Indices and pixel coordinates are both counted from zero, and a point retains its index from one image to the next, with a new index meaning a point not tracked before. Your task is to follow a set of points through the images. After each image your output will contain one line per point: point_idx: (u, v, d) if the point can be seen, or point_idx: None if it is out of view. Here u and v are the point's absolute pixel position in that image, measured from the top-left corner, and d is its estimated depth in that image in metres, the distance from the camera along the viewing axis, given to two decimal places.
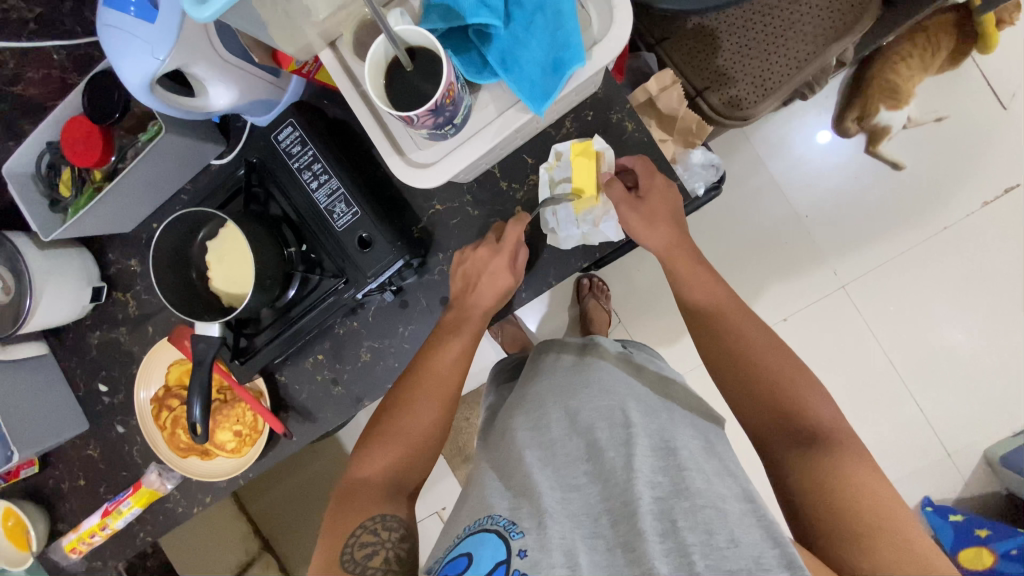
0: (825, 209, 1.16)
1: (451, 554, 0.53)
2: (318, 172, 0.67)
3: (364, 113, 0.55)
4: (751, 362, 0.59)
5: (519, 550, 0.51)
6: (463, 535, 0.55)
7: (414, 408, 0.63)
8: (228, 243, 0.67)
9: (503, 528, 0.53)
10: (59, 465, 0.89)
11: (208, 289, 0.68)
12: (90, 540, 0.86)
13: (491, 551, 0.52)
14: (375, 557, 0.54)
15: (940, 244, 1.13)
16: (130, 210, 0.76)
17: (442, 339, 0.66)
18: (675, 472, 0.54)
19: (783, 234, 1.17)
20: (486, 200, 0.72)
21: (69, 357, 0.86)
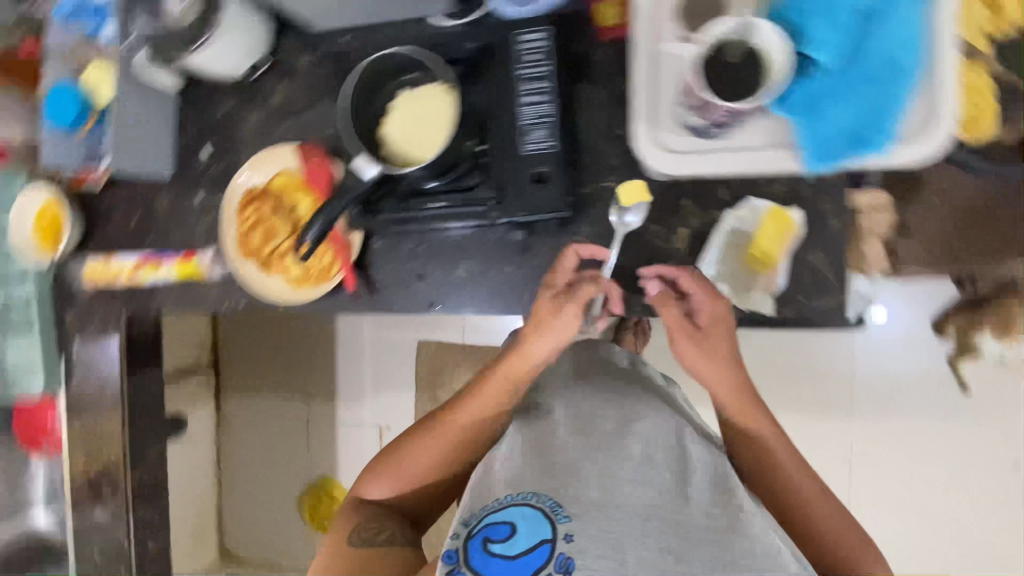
0: (878, 384, 1.23)
1: (488, 519, 0.63)
2: (538, 90, 0.64)
3: (650, 72, 0.61)
4: (784, 488, 0.69)
5: (564, 533, 0.61)
6: (505, 503, 0.64)
7: (440, 439, 0.76)
8: (423, 102, 0.66)
9: (550, 509, 0.62)
10: (122, 195, 0.87)
11: (375, 130, 0.66)
12: (114, 277, 0.86)
13: (533, 524, 0.61)
14: (382, 534, 0.73)
15: (953, 465, 1.20)
16: (337, 14, 0.74)
17: (478, 391, 0.75)
18: (722, 506, 0.63)
19: (827, 379, 1.25)
20: (658, 206, 0.69)
21: (190, 107, 0.84)
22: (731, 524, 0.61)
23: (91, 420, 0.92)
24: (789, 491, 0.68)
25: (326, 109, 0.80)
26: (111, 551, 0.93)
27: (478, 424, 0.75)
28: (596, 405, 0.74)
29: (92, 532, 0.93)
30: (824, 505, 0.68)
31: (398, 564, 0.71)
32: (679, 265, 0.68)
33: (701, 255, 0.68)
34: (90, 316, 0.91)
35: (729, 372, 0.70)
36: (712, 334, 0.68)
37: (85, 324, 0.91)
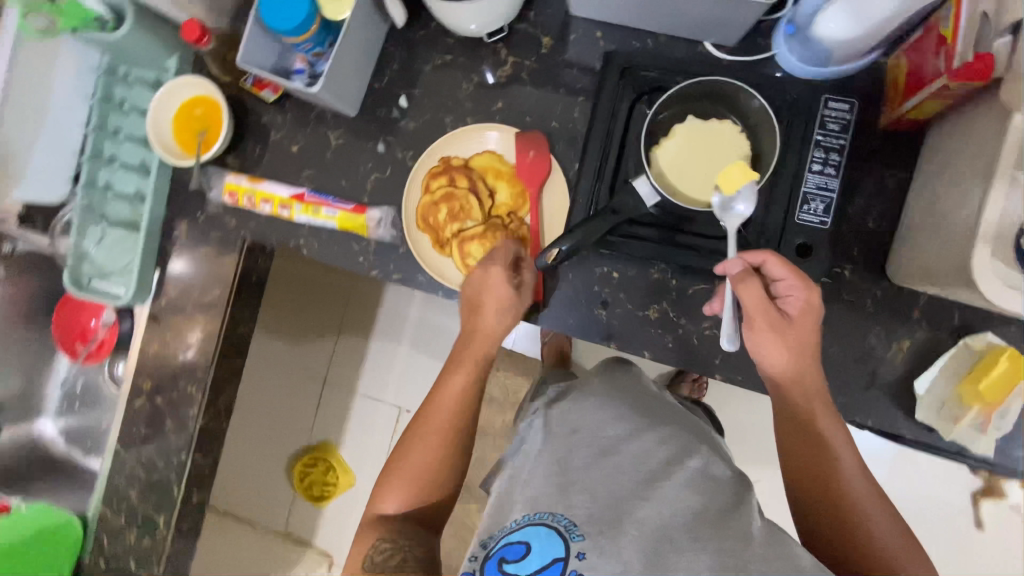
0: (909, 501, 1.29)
1: (506, 538, 0.54)
2: (830, 162, 0.60)
3: (998, 192, 0.50)
4: (835, 493, 0.55)
5: (577, 552, 0.50)
6: (522, 522, 0.53)
7: (432, 434, 0.65)
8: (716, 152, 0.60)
9: (563, 526, 0.51)
10: (288, 116, 0.77)
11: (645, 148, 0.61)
12: (258, 203, 0.76)
13: (548, 544, 0.51)
14: (396, 557, 0.61)
15: None
16: (614, 8, 0.67)
17: (444, 384, 0.67)
18: (741, 522, 0.51)
19: None
20: (886, 308, 0.67)
21: (398, 47, 0.75)
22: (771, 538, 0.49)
23: (171, 346, 0.81)
24: (858, 522, 0.54)
25: (554, 98, 0.73)
26: (154, 493, 0.82)
27: (463, 399, 0.66)
28: (642, 438, 0.60)
29: (139, 466, 0.82)
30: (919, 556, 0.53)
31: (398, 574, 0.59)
32: (888, 375, 0.66)
33: (917, 371, 0.66)
34: (207, 234, 0.80)
35: (803, 375, 0.57)
36: (801, 327, 0.56)
37: (197, 241, 0.80)
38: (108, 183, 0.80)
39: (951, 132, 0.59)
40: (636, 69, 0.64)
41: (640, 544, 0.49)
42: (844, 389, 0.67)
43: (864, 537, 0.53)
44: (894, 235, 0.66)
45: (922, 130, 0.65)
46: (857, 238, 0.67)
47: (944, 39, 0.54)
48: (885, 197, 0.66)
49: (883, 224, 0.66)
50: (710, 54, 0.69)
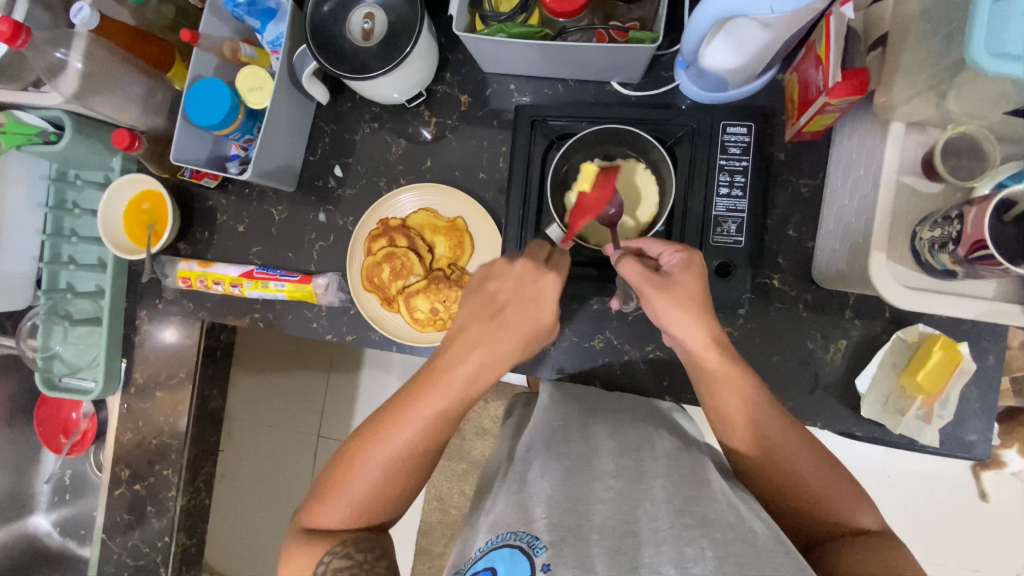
0: (906, 483, 1.28)
1: (469, 569, 0.50)
2: (736, 184, 0.62)
3: (887, 199, 0.52)
4: (762, 447, 0.54)
5: (542, 565, 0.48)
6: (486, 550, 0.51)
7: (393, 444, 0.55)
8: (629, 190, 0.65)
9: (527, 544, 0.49)
10: (231, 198, 0.81)
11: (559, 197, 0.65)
12: (210, 285, 0.79)
13: (514, 565, 0.48)
14: None
15: None
16: (520, 62, 0.71)
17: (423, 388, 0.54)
18: (705, 501, 0.50)
19: (860, 476, 1.29)
20: (820, 311, 0.68)
21: (327, 120, 0.79)
22: (733, 512, 0.49)
23: (145, 431, 0.83)
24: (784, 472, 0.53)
25: (479, 150, 0.76)
26: None
27: (443, 418, 0.55)
28: (597, 434, 0.62)
29: (125, 553, 0.83)
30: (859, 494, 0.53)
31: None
32: (831, 376, 0.68)
33: (859, 368, 0.67)
34: (168, 318, 0.82)
35: (699, 333, 0.55)
36: (682, 283, 0.55)
37: (159, 327, 0.83)
38: (70, 283, 0.83)
39: (846, 142, 0.62)
40: (545, 119, 0.68)
41: (602, 543, 0.49)
42: (790, 394, 0.68)
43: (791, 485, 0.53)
44: (816, 241, 0.68)
45: (826, 138, 0.68)
46: (781, 247, 0.69)
47: (821, 57, 0.57)
48: (802, 205, 0.69)
49: (804, 232, 0.69)
50: (618, 92, 0.73)
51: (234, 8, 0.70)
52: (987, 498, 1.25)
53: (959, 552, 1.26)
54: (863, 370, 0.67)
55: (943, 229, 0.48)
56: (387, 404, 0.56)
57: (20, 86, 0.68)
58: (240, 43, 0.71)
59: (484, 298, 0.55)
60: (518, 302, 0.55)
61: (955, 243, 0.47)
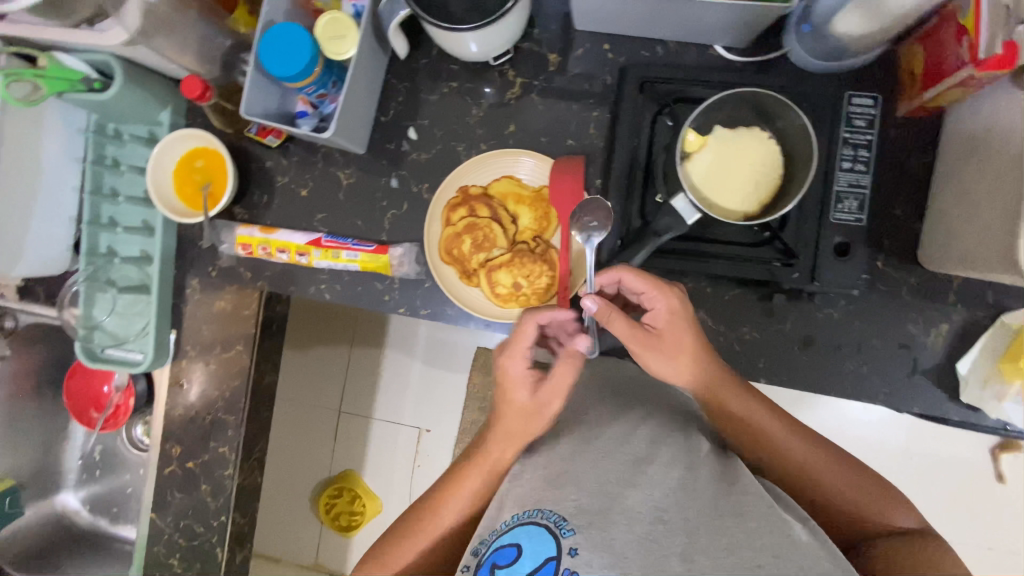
0: (934, 466, 1.30)
1: (498, 543, 0.52)
2: (859, 159, 0.59)
3: None
4: (778, 461, 0.58)
5: (569, 548, 0.47)
6: (513, 524, 0.52)
7: (444, 516, 0.61)
8: (748, 156, 0.58)
9: (554, 524, 0.49)
10: (294, 159, 0.75)
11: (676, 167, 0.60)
12: (272, 253, 0.73)
13: (538, 542, 0.49)
14: None
15: (985, 557, 1.29)
16: (622, 20, 0.66)
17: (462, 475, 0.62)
18: (737, 498, 0.50)
19: (889, 458, 1.31)
20: (921, 295, 0.67)
21: (400, 77, 0.73)
22: (768, 510, 0.49)
23: (197, 406, 0.78)
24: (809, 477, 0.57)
25: (567, 115, 0.71)
26: (197, 559, 0.80)
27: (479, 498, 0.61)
28: (631, 422, 0.60)
29: (176, 532, 0.79)
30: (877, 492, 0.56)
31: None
32: (929, 361, 0.67)
33: (959, 354, 0.66)
34: (223, 288, 0.77)
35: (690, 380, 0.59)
36: (671, 339, 0.59)
37: (212, 296, 0.77)
38: (110, 248, 0.77)
39: (972, 119, 0.59)
40: (655, 83, 0.64)
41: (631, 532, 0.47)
42: (887, 379, 0.67)
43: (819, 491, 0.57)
44: (923, 222, 0.66)
45: (940, 114, 0.65)
46: (887, 228, 0.67)
47: (966, 28, 0.54)
48: (910, 184, 0.66)
49: (911, 212, 0.66)
50: (722, 57, 0.68)
51: None
52: (1005, 479, 1.29)
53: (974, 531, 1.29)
54: (964, 354, 0.66)
55: None
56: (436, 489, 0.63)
57: (71, 24, 0.60)
58: None
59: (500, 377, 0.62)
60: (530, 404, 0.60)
61: None
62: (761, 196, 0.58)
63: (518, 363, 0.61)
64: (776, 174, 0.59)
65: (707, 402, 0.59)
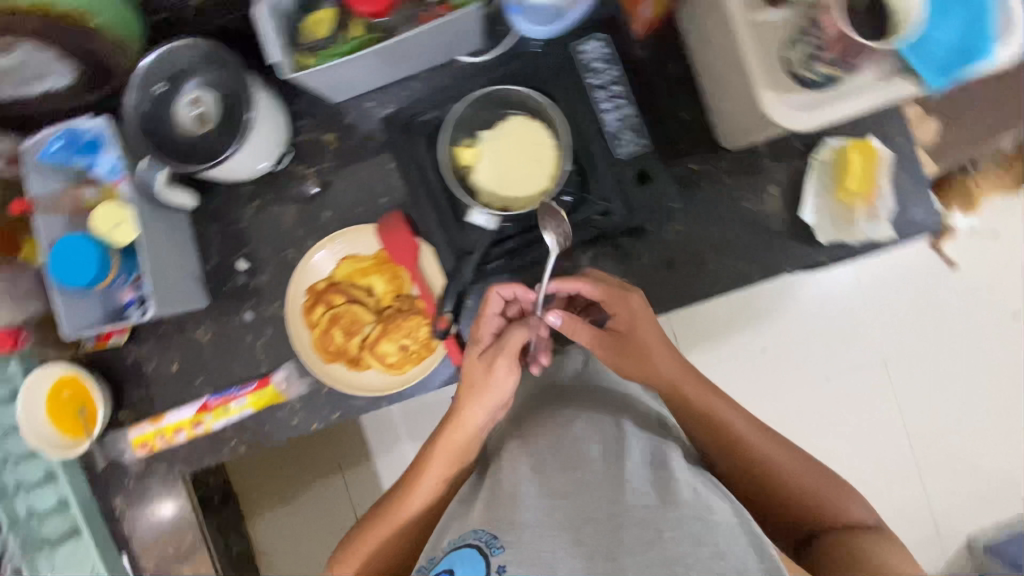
0: (883, 285, 1.41)
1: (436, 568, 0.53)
2: (615, 95, 0.64)
3: (747, 38, 0.53)
4: (744, 462, 0.62)
5: (498, 566, 0.49)
6: (449, 549, 0.53)
7: (421, 487, 0.66)
8: (522, 144, 0.62)
9: (485, 544, 0.51)
10: (151, 342, 0.75)
11: (467, 183, 0.63)
12: (172, 438, 0.73)
13: (471, 565, 0.50)
14: None
15: (959, 342, 1.41)
16: (365, 78, 0.68)
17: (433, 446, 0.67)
18: (664, 487, 0.52)
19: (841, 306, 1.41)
20: (742, 173, 0.70)
21: (207, 222, 0.74)
22: (702, 500, 0.50)
23: None
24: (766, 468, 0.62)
25: (369, 178, 0.73)
26: None
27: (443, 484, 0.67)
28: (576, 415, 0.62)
29: None
30: (833, 488, 0.62)
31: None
32: (779, 224, 0.70)
33: (799, 205, 0.69)
34: (146, 491, 0.76)
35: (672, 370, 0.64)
36: (637, 339, 0.64)
37: (142, 503, 0.76)
38: None
39: (691, 10, 0.63)
40: None
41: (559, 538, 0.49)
42: (754, 257, 0.70)
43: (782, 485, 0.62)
44: (709, 112, 0.70)
45: (673, 17, 0.69)
46: (683, 133, 0.70)
47: None
48: (682, 86, 0.70)
49: (694, 109, 0.70)
50: (471, 63, 0.72)
51: (53, 155, 0.64)
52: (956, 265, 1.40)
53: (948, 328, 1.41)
54: (804, 201, 0.69)
55: (807, 41, 0.52)
56: (404, 477, 0.68)
57: None
58: (82, 188, 0.65)
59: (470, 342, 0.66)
60: (496, 352, 0.64)
61: (823, 51, 0.51)
62: (547, 167, 0.63)
63: (491, 321, 0.65)
64: (553, 146, 0.62)
65: (669, 396, 0.64)
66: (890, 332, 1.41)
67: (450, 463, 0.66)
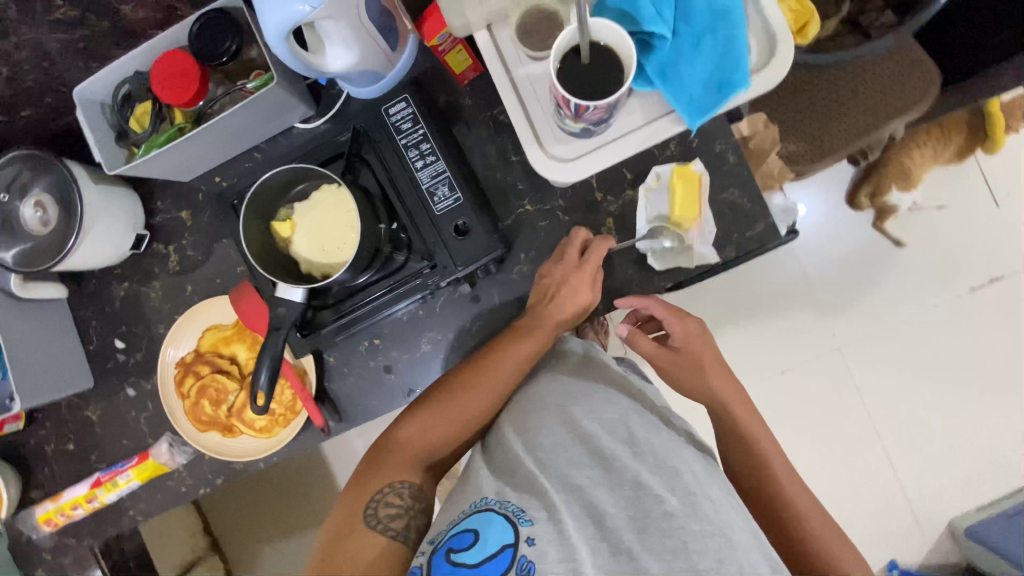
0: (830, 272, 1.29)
1: (455, 529, 0.54)
2: (425, 152, 0.65)
3: (509, 97, 0.54)
4: (762, 483, 0.62)
5: (526, 537, 0.51)
6: (468, 512, 0.55)
7: (473, 405, 0.65)
8: (333, 213, 0.64)
9: (511, 513, 0.53)
10: (48, 424, 0.80)
11: (289, 253, 0.65)
12: (71, 512, 0.78)
13: (501, 532, 0.52)
14: (397, 519, 0.60)
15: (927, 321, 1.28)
16: (200, 158, 0.71)
17: (500, 349, 0.66)
18: (682, 490, 0.52)
19: (788, 291, 1.30)
20: (576, 207, 0.70)
21: (84, 307, 0.78)
22: (720, 520, 0.50)
23: None
24: (765, 472, 0.62)
25: (226, 250, 0.76)
26: None
27: (493, 403, 0.66)
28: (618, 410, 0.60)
29: None
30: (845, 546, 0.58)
31: (391, 560, 0.57)
32: (619, 253, 0.70)
33: (635, 233, 0.69)
34: (62, 562, 0.81)
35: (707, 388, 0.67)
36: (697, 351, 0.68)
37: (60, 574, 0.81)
38: None
39: None
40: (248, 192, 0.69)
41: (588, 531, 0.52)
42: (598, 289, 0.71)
43: (775, 493, 0.61)
44: None
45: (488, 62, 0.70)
46: (514, 174, 0.71)
47: None
48: (507, 127, 0.71)
49: (523, 150, 0.71)
50: (307, 129, 0.74)
51: None
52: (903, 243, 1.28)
53: (909, 310, 1.28)
54: (638, 229, 0.69)
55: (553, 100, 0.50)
56: (442, 385, 0.67)
57: None
58: None
59: (563, 282, 0.65)
60: (570, 286, 0.65)
61: (563, 108, 0.49)
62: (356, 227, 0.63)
63: (584, 274, 0.65)
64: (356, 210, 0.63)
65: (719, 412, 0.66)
66: (849, 320, 1.29)
67: (498, 391, 0.66)
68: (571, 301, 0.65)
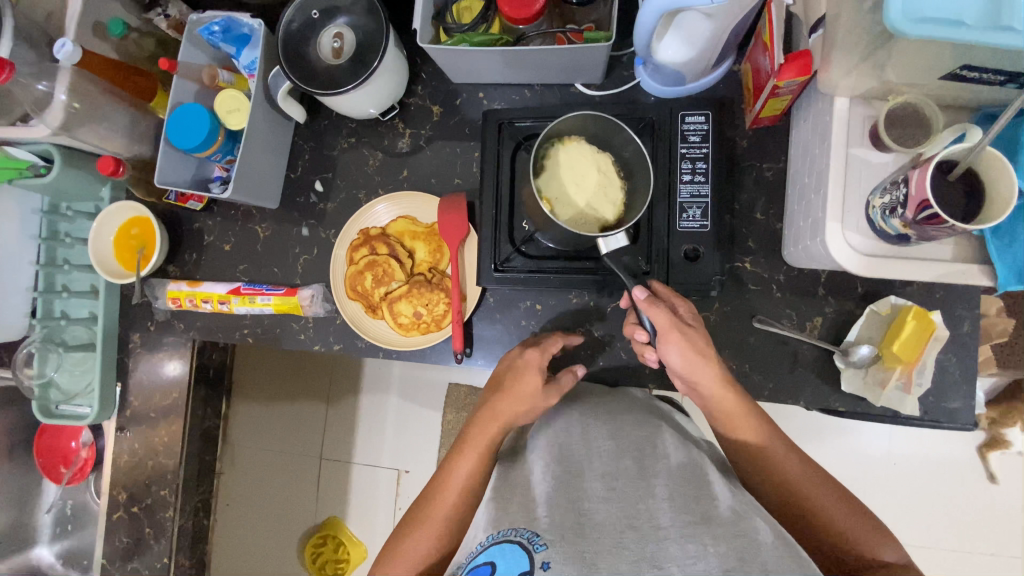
0: (914, 468, 1.28)
1: (472, 563, 0.50)
2: (698, 171, 0.65)
3: (837, 170, 0.53)
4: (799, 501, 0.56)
5: (542, 563, 0.47)
6: (487, 544, 0.51)
7: (433, 519, 0.62)
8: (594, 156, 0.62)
9: (527, 540, 0.49)
10: (217, 218, 0.83)
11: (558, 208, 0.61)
12: (199, 304, 0.81)
13: (513, 561, 0.48)
14: None
15: (983, 562, 1.24)
16: (486, 70, 0.74)
17: (453, 467, 0.65)
18: (706, 501, 0.51)
19: (869, 469, 1.29)
20: (794, 289, 0.70)
21: (305, 138, 0.82)
22: (734, 513, 0.49)
23: (142, 453, 0.84)
24: (806, 507, 0.55)
25: (453, 157, 0.79)
26: None
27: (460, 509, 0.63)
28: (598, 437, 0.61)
29: None
30: (852, 518, 0.55)
31: None
32: (810, 354, 0.69)
33: (839, 343, 0.68)
34: (160, 341, 0.84)
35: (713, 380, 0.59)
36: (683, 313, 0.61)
37: (152, 348, 0.84)
38: (64, 311, 0.86)
39: (803, 121, 0.64)
40: (511, 122, 0.71)
41: (604, 541, 0.48)
42: (772, 373, 0.69)
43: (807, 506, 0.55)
44: (783, 222, 0.70)
45: (782, 122, 0.70)
46: (748, 229, 0.71)
47: (766, 44, 0.59)
48: (768, 188, 0.71)
49: (771, 214, 0.70)
50: (583, 93, 0.76)
51: (209, 35, 0.73)
52: (996, 479, 1.25)
53: (973, 541, 1.25)
54: (846, 340, 0.67)
55: (892, 195, 0.49)
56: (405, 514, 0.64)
57: (8, 122, 0.72)
58: (218, 70, 0.74)
59: (512, 373, 0.67)
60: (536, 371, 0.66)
61: (903, 207, 0.48)
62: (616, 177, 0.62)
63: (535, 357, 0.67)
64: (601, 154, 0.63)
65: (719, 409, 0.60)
66: (919, 517, 1.27)
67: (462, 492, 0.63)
68: (519, 384, 0.65)
